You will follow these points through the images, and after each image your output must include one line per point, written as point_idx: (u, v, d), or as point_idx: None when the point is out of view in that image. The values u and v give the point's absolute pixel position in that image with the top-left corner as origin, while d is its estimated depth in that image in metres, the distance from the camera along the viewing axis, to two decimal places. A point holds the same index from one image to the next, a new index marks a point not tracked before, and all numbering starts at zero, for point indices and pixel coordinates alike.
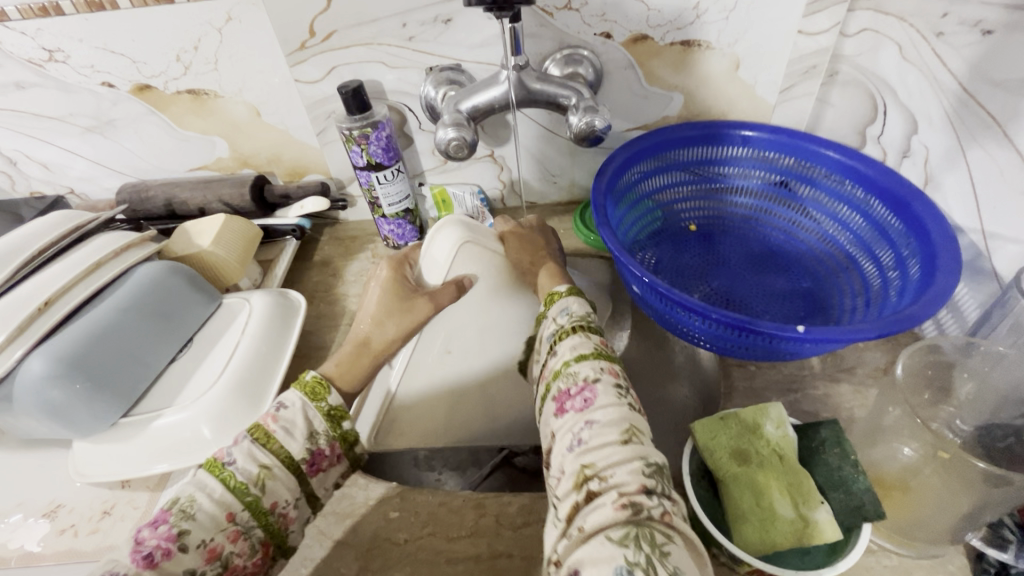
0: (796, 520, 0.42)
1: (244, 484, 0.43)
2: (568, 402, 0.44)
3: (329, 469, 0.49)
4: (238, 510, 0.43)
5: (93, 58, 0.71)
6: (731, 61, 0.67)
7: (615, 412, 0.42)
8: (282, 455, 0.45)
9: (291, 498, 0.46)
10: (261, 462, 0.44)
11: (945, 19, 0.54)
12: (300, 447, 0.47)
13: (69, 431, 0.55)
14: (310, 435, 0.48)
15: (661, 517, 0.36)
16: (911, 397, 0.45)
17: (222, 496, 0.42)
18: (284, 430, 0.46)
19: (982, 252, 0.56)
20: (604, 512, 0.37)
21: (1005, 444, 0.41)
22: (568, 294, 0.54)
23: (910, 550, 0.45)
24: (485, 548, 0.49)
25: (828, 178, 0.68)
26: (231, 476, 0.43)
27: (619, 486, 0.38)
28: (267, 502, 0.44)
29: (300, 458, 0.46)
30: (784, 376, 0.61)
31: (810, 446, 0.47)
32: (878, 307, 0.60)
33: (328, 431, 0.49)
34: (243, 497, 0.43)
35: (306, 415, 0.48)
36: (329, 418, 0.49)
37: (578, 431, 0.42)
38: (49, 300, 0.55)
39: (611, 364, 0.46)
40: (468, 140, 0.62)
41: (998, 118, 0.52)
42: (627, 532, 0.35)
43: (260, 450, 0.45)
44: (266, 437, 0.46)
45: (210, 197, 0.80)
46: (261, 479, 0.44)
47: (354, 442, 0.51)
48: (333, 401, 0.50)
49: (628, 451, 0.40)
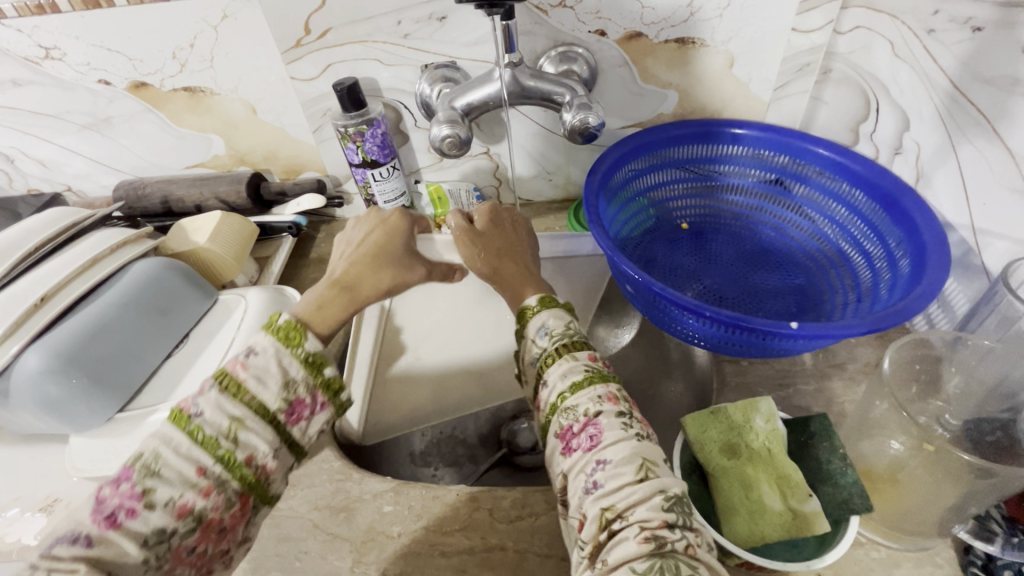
0: (785, 512, 0.42)
1: (215, 438, 0.39)
2: (573, 441, 0.43)
3: (311, 417, 0.43)
4: (209, 465, 0.39)
5: (89, 55, 0.71)
6: (725, 59, 0.68)
7: (625, 447, 0.41)
8: (255, 407, 0.41)
9: (270, 448, 0.41)
10: (232, 414, 0.40)
11: (936, 16, 0.55)
12: (276, 397, 0.42)
13: (66, 426, 0.55)
14: (287, 384, 0.42)
15: (685, 549, 0.37)
16: (898, 391, 0.45)
17: (190, 451, 0.39)
18: (255, 380, 0.41)
19: (971, 248, 0.57)
20: (627, 546, 0.37)
21: (993, 438, 0.42)
22: (541, 308, 0.52)
23: (898, 543, 0.46)
24: (478, 541, 0.50)
25: (821, 176, 0.68)
26: (200, 429, 0.39)
27: (641, 522, 0.38)
28: (241, 455, 0.40)
29: (275, 409, 0.41)
30: (776, 372, 0.61)
31: (799, 441, 0.48)
32: (869, 303, 0.61)
33: (308, 378, 0.43)
34: (213, 451, 0.39)
35: (280, 362, 0.43)
36: (307, 365, 0.43)
37: (590, 472, 0.41)
38: (45, 295, 0.55)
39: (608, 389, 0.45)
40: (462, 137, 0.63)
41: (988, 114, 0.52)
42: (652, 565, 0.35)
43: (229, 402, 0.40)
44: (235, 388, 0.41)
45: (207, 195, 0.80)
46: (233, 432, 0.40)
47: (340, 389, 0.45)
48: (312, 347, 0.44)
49: (645, 489, 0.39)
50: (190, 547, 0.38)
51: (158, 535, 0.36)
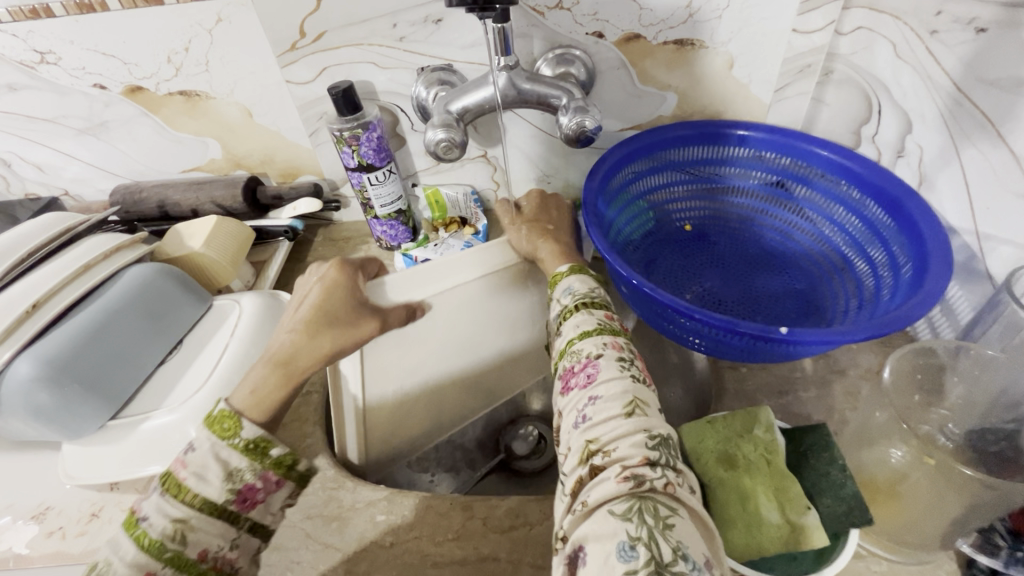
0: (783, 525, 0.41)
1: (159, 542, 0.40)
2: (573, 379, 0.44)
3: (268, 498, 0.45)
4: (157, 569, 0.40)
5: (85, 59, 0.71)
6: (725, 60, 0.67)
7: (617, 385, 0.42)
8: (198, 505, 0.42)
9: (224, 541, 0.43)
10: (175, 516, 0.41)
11: (939, 17, 0.54)
12: (220, 491, 0.42)
13: (57, 434, 0.55)
14: (228, 475, 0.43)
15: (665, 488, 0.35)
16: (899, 400, 0.44)
17: (136, 558, 0.40)
18: (195, 477, 0.42)
19: (975, 253, 0.56)
20: (606, 485, 0.36)
21: (997, 448, 0.41)
22: (570, 272, 0.55)
23: (899, 556, 0.45)
24: (471, 552, 0.49)
25: (823, 178, 0.67)
26: (145, 534, 0.40)
27: (622, 460, 0.37)
28: (193, 554, 0.41)
29: (223, 501, 0.43)
30: (776, 379, 0.60)
31: (797, 450, 0.47)
32: (872, 308, 0.60)
33: (252, 465, 0.44)
34: (160, 555, 0.40)
35: (219, 457, 0.43)
36: (248, 453, 0.44)
37: (582, 407, 0.42)
38: (37, 302, 0.55)
39: (614, 338, 0.46)
40: (457, 141, 0.62)
41: (992, 117, 0.51)
42: (630, 506, 0.34)
43: (171, 504, 0.41)
44: (176, 489, 0.42)
45: (203, 199, 0.80)
46: (179, 533, 0.41)
47: (293, 463, 0.46)
48: (249, 434, 0.44)
49: (630, 424, 0.39)
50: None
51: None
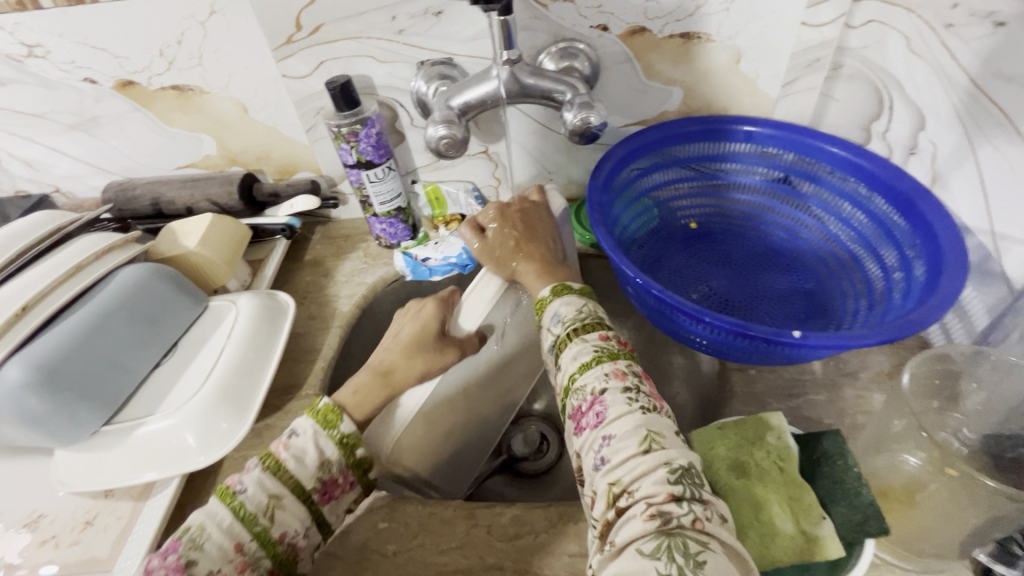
0: (798, 535, 0.40)
1: (254, 514, 0.43)
2: (583, 420, 0.43)
3: (342, 495, 0.48)
4: (246, 541, 0.42)
5: (73, 53, 0.69)
6: (733, 54, 0.65)
7: (628, 422, 0.41)
8: (292, 484, 0.45)
9: (301, 527, 0.45)
10: (272, 491, 0.44)
11: (956, 10, 0.52)
12: (310, 476, 0.46)
13: (49, 440, 0.53)
14: (322, 463, 0.47)
15: (693, 524, 0.35)
16: (916, 406, 0.43)
17: (231, 526, 0.42)
18: (295, 459, 0.46)
19: (991, 254, 0.54)
20: (633, 525, 0.36)
21: (1014, 454, 0.40)
22: (554, 296, 0.52)
23: (914, 565, 0.44)
24: (476, 561, 0.48)
25: (832, 175, 0.66)
26: (242, 505, 0.43)
27: (646, 498, 0.37)
28: (275, 533, 0.43)
29: (310, 487, 0.46)
30: (785, 382, 0.59)
31: (809, 458, 0.46)
32: (882, 309, 0.58)
33: (342, 459, 0.48)
34: (251, 527, 0.43)
35: (317, 443, 0.47)
36: (342, 447, 0.48)
37: (597, 448, 0.41)
38: (27, 304, 0.54)
39: (615, 365, 0.44)
40: (459, 138, 0.60)
41: (1010, 114, 0.49)
42: (659, 544, 0.34)
43: (270, 479, 0.45)
44: (276, 466, 0.45)
45: (198, 196, 0.78)
46: (271, 508, 0.44)
47: (368, 467, 0.50)
48: (346, 429, 0.49)
49: (650, 460, 0.38)
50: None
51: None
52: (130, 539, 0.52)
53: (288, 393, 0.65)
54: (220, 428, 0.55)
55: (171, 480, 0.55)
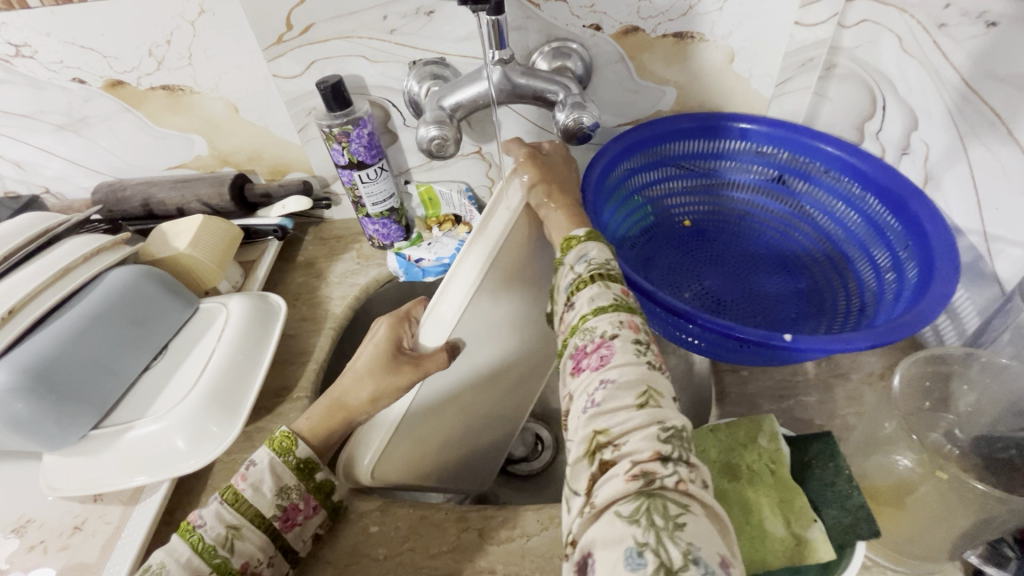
0: (789, 538, 0.40)
1: (213, 546, 0.42)
2: (585, 360, 0.42)
3: (305, 521, 0.48)
4: (205, 574, 0.41)
5: (62, 53, 0.68)
6: (726, 54, 0.65)
7: (633, 371, 0.39)
8: (252, 514, 0.45)
9: (264, 556, 0.45)
10: (230, 522, 0.44)
11: (948, 10, 0.52)
12: (270, 503, 0.46)
13: (37, 444, 0.53)
14: (281, 490, 0.47)
15: (676, 486, 0.33)
16: (906, 408, 0.43)
17: (190, 559, 0.41)
18: (253, 489, 0.45)
19: (982, 255, 0.55)
20: (615, 484, 0.34)
21: (1005, 456, 0.40)
22: (587, 238, 0.50)
23: (905, 567, 0.44)
24: (467, 564, 0.48)
25: (826, 174, 0.66)
26: (201, 538, 0.42)
27: (632, 455, 0.35)
28: (237, 563, 0.43)
29: (270, 515, 0.45)
30: (778, 382, 0.59)
31: (801, 460, 0.46)
32: (875, 310, 0.59)
33: (300, 484, 0.48)
34: (210, 560, 0.42)
35: (274, 471, 0.47)
36: (299, 472, 0.48)
37: (592, 391, 0.39)
38: (13, 308, 0.53)
39: (631, 317, 0.43)
40: (450, 138, 0.60)
41: (1002, 115, 0.49)
42: (639, 506, 0.32)
43: (228, 510, 0.44)
44: (233, 498, 0.45)
45: (188, 197, 0.77)
46: (229, 539, 0.43)
47: (330, 490, 0.50)
48: (303, 454, 0.48)
49: (644, 417, 0.37)
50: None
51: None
52: (119, 544, 0.52)
53: (279, 395, 0.65)
54: (210, 432, 0.55)
55: (160, 484, 0.55)
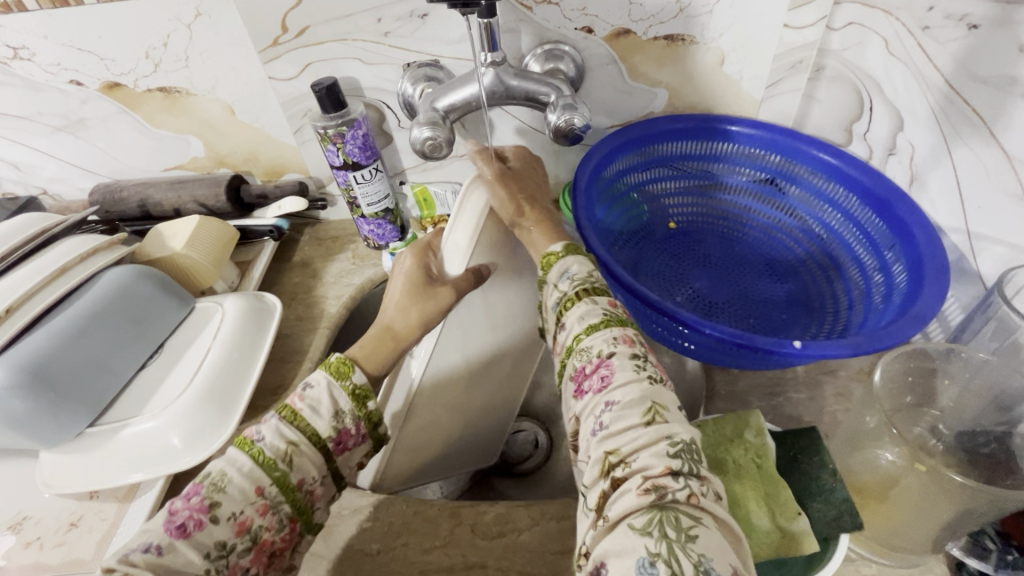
0: (774, 531, 0.41)
1: (272, 460, 0.42)
2: (586, 382, 0.43)
3: (355, 448, 0.47)
4: (266, 485, 0.41)
5: (59, 55, 0.69)
6: (716, 56, 0.66)
7: (635, 389, 0.40)
8: (309, 433, 0.44)
9: (318, 475, 0.44)
10: (289, 439, 0.43)
11: (931, 13, 0.53)
12: (327, 425, 0.45)
13: (33, 442, 0.54)
14: (337, 413, 0.46)
15: (688, 499, 0.34)
16: (889, 403, 0.44)
17: (251, 470, 0.41)
18: (310, 409, 0.45)
19: (965, 254, 0.56)
20: (627, 499, 0.35)
21: (988, 450, 0.41)
22: (566, 253, 0.51)
23: (889, 559, 0.44)
24: (459, 559, 0.48)
25: (812, 176, 0.67)
26: (260, 451, 0.42)
27: (643, 471, 0.36)
28: (295, 478, 0.43)
29: (325, 436, 0.45)
30: (767, 380, 0.60)
31: (788, 455, 0.46)
32: (863, 309, 0.60)
33: (354, 409, 0.47)
34: (271, 472, 0.42)
35: (332, 393, 0.46)
36: (355, 397, 0.47)
37: (598, 413, 0.40)
38: (10, 306, 0.54)
39: (624, 332, 0.44)
40: (444, 139, 0.61)
41: (984, 115, 0.50)
42: (650, 518, 0.34)
43: (287, 427, 0.44)
44: (292, 416, 0.44)
45: (185, 198, 0.78)
46: (289, 454, 0.43)
47: (381, 422, 0.48)
48: (358, 380, 0.48)
49: (651, 433, 0.38)
50: (244, 567, 0.40)
51: (219, 549, 0.39)
52: (115, 540, 0.52)
53: (274, 394, 0.66)
54: (205, 429, 0.56)
55: (155, 481, 0.56)
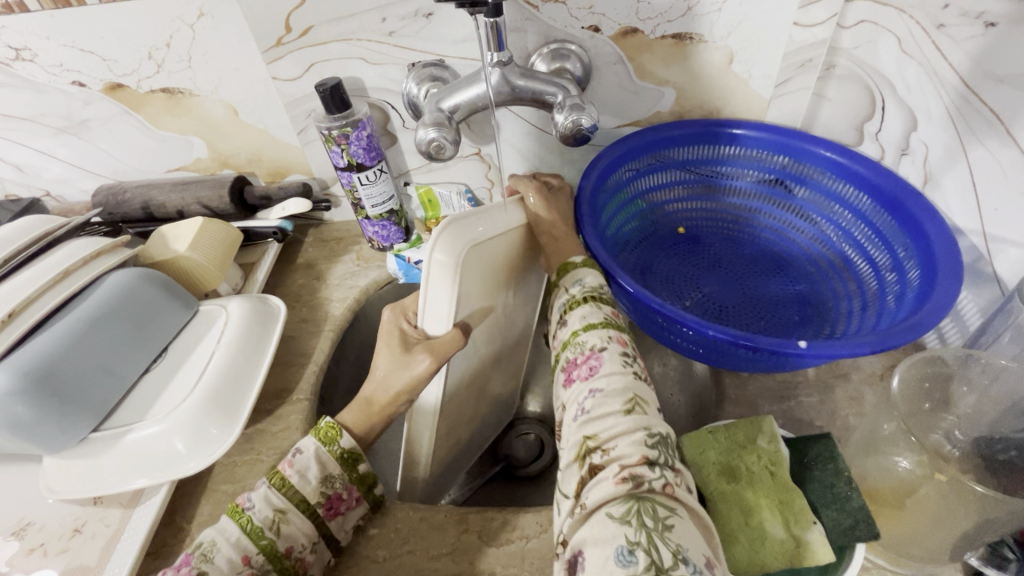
0: (787, 540, 0.40)
1: (260, 528, 0.43)
2: (575, 371, 0.44)
3: (348, 512, 0.48)
4: (253, 554, 0.42)
5: (61, 55, 0.68)
6: (725, 54, 0.65)
7: (618, 380, 0.42)
8: (297, 499, 0.45)
9: (308, 541, 0.45)
10: (277, 506, 0.44)
11: (947, 10, 0.52)
12: (315, 490, 0.46)
13: (36, 447, 0.53)
14: (325, 478, 0.47)
15: (663, 489, 0.36)
16: (906, 408, 0.43)
17: (239, 540, 0.42)
18: (299, 475, 0.46)
19: (983, 255, 0.54)
20: (605, 487, 0.36)
21: (1006, 457, 0.41)
22: (583, 264, 0.53)
23: (905, 568, 0.44)
24: (467, 566, 0.48)
25: (822, 177, 0.66)
26: (250, 520, 0.43)
27: (620, 459, 0.37)
28: (282, 546, 0.43)
29: (314, 502, 0.46)
30: (778, 383, 0.59)
31: (800, 462, 0.46)
32: (876, 312, 0.58)
33: (344, 474, 0.48)
34: (258, 541, 0.43)
35: (320, 459, 0.48)
36: (344, 462, 0.48)
37: (582, 400, 0.42)
38: (13, 311, 0.53)
39: (619, 333, 0.46)
40: (449, 140, 0.60)
41: (1002, 114, 0.50)
42: (629, 509, 0.34)
43: (276, 494, 0.45)
44: (280, 482, 0.46)
45: (188, 200, 0.77)
46: (276, 522, 0.44)
47: (373, 484, 0.50)
48: (347, 444, 0.49)
49: (631, 422, 0.39)
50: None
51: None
52: (119, 546, 0.52)
53: (279, 397, 0.65)
54: (210, 434, 0.55)
55: (160, 487, 0.55)
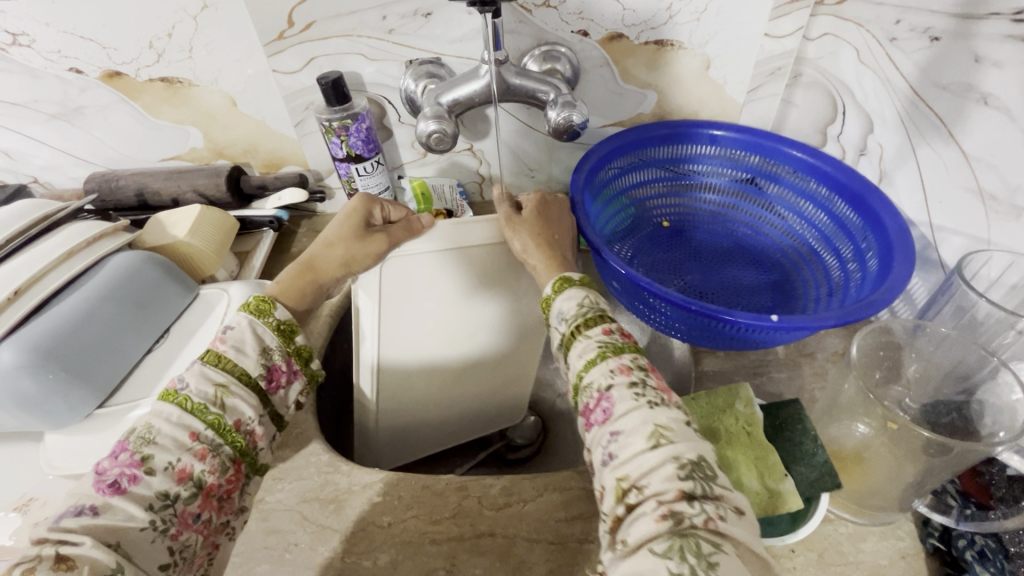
0: (762, 491, 0.44)
1: (203, 405, 0.47)
2: (591, 417, 0.43)
3: (288, 385, 0.54)
4: (201, 430, 0.46)
5: (60, 43, 0.69)
6: (702, 61, 0.70)
7: (636, 417, 0.40)
8: (238, 373, 0.50)
9: (255, 415, 0.50)
10: (217, 382, 0.48)
11: (898, 26, 0.58)
12: (255, 363, 0.51)
13: (42, 423, 0.54)
14: (263, 351, 0.52)
15: (705, 523, 0.35)
16: (864, 375, 0.48)
17: (181, 418, 0.46)
18: (235, 350, 0.51)
19: (930, 243, 0.61)
20: (645, 525, 0.35)
21: (948, 418, 0.47)
22: (557, 293, 0.52)
23: (864, 518, 0.48)
24: (469, 528, 0.51)
25: (792, 175, 0.71)
26: (187, 399, 0.46)
27: (657, 496, 0.36)
28: (230, 420, 0.47)
29: (255, 374, 0.51)
30: (751, 362, 0.64)
31: (774, 424, 0.51)
32: (840, 297, 0.64)
33: (281, 346, 0.54)
34: (204, 416, 0.46)
35: (254, 331, 0.52)
36: (279, 332, 0.54)
37: (606, 444, 0.41)
38: (18, 289, 0.54)
39: (620, 362, 0.44)
40: (449, 132, 0.63)
41: (945, 119, 0.55)
42: (671, 544, 0.34)
43: (214, 370, 0.49)
44: (217, 359, 0.49)
45: (184, 188, 0.79)
46: (219, 398, 0.47)
47: (309, 358, 0.56)
48: (281, 316, 0.55)
49: (659, 455, 0.38)
50: (195, 512, 0.44)
51: (163, 499, 0.42)
52: None
53: None
54: None
55: None
